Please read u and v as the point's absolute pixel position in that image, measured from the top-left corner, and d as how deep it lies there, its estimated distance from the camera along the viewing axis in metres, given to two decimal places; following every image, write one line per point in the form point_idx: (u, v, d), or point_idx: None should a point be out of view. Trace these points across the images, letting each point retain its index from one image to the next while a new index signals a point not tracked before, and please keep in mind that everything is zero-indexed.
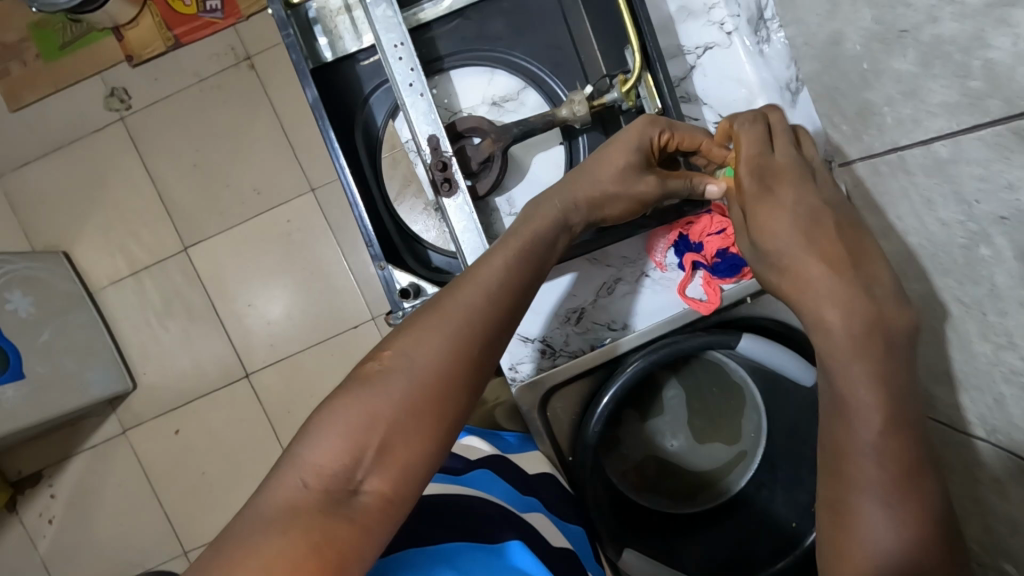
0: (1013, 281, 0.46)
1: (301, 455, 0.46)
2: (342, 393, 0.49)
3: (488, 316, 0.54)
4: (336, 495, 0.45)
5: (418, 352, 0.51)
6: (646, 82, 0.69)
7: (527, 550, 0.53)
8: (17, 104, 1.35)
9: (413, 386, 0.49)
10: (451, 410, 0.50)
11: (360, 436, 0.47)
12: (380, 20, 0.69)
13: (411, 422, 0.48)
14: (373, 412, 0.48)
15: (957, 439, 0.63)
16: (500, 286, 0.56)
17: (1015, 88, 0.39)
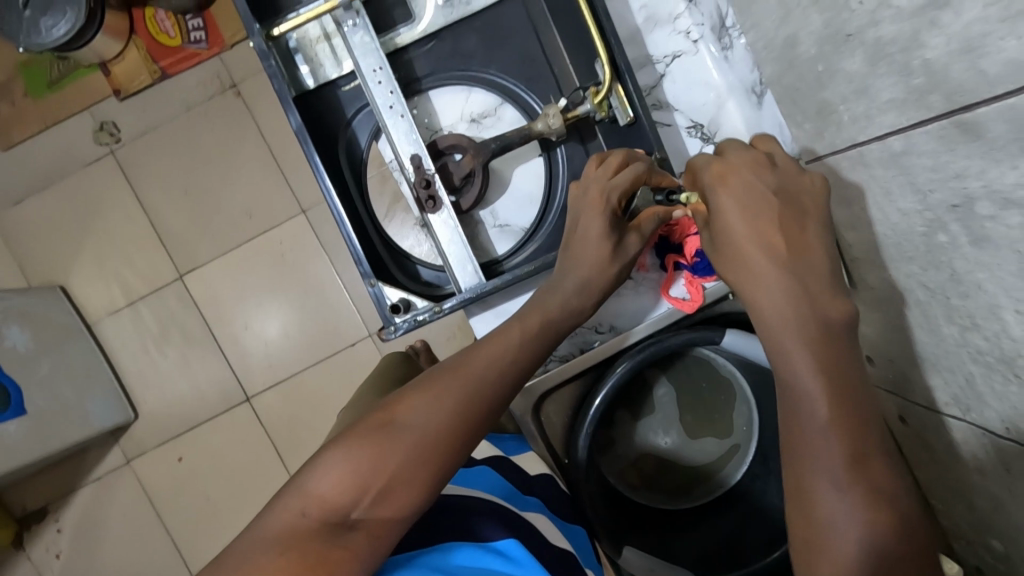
0: (971, 265, 0.48)
1: (309, 484, 0.49)
2: (351, 434, 0.53)
3: (492, 386, 0.59)
4: (332, 528, 0.47)
5: (428, 406, 0.54)
6: (617, 93, 0.71)
7: (522, 546, 0.53)
8: (7, 143, 1.37)
9: (419, 435, 0.53)
10: (449, 465, 0.54)
11: (365, 474, 0.50)
12: (359, 46, 0.73)
13: (413, 469, 0.51)
14: (379, 454, 0.51)
15: (940, 419, 0.65)
16: (507, 359, 0.61)
17: (952, 85, 0.41)
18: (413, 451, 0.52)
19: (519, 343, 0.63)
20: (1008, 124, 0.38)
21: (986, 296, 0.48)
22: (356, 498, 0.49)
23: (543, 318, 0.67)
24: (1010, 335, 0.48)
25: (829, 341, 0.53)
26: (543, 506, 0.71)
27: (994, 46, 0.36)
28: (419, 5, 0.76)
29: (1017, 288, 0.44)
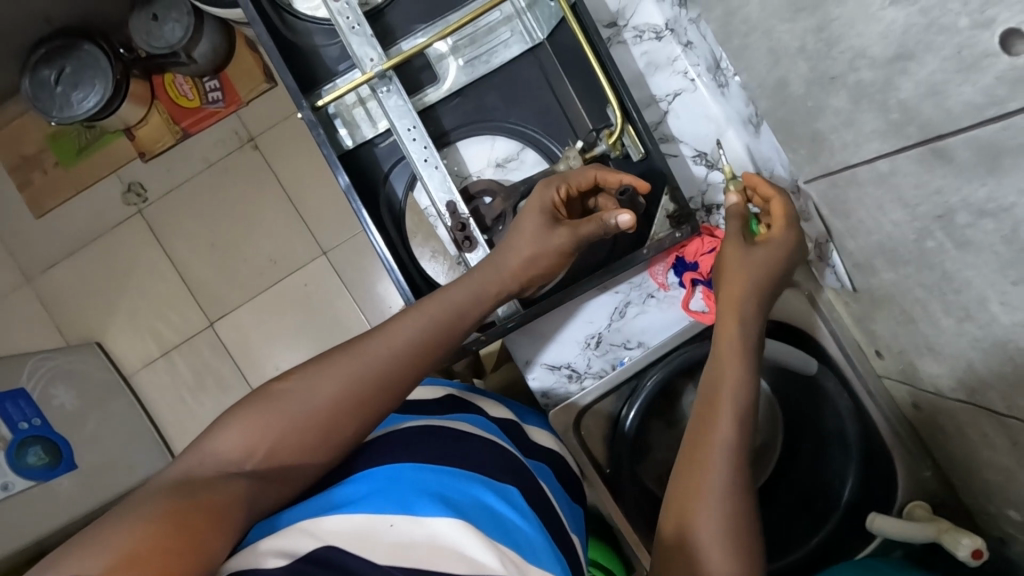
0: (960, 266, 0.55)
1: (207, 443, 0.57)
2: (249, 401, 0.61)
3: (386, 367, 0.64)
4: (221, 475, 0.55)
5: (317, 378, 0.62)
6: (629, 132, 0.79)
7: (521, 496, 0.61)
8: (40, 212, 1.46)
9: (305, 404, 0.60)
10: (334, 433, 0.61)
11: (254, 435, 0.58)
12: (394, 109, 0.81)
13: (295, 433, 0.59)
14: (267, 419, 0.59)
15: (948, 403, 0.72)
16: (401, 340, 0.66)
17: (925, 119, 0.49)
18: (297, 419, 0.60)
19: (420, 327, 0.67)
20: (974, 150, 0.46)
21: (975, 290, 0.55)
22: (245, 455, 0.57)
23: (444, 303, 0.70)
24: (1000, 323, 0.55)
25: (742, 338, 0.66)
26: (549, 470, 0.76)
27: (955, 90, 0.44)
28: (444, 67, 0.85)
29: (1000, 284, 0.52)
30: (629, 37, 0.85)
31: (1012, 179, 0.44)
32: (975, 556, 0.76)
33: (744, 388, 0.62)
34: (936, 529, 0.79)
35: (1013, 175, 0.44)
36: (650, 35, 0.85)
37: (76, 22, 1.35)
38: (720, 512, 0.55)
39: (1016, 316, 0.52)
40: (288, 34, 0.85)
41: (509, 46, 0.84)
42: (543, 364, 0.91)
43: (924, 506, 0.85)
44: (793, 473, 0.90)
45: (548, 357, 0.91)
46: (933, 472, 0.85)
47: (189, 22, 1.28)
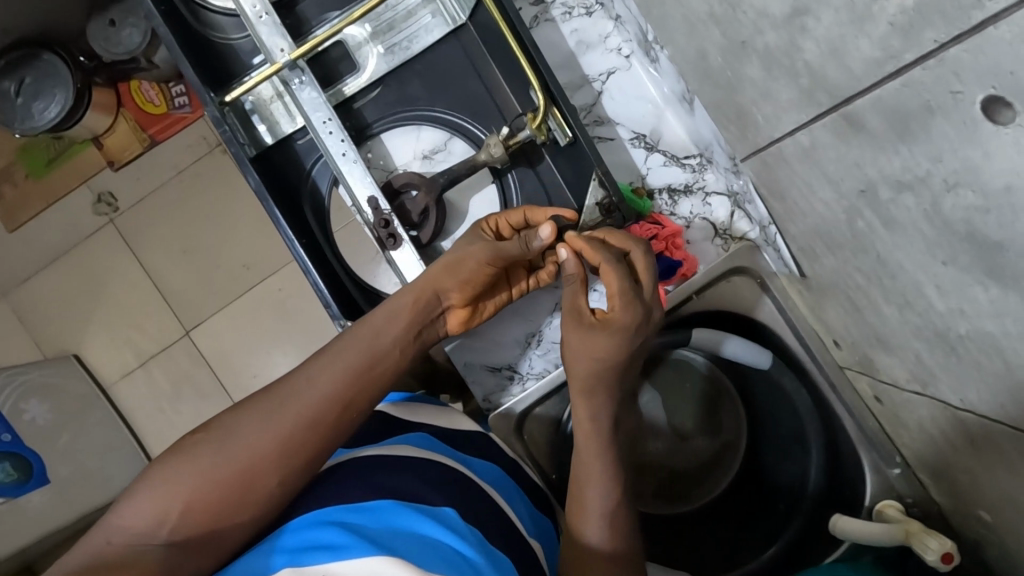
0: (890, 247, 0.50)
1: (117, 517, 0.54)
2: (161, 464, 0.57)
3: (310, 407, 0.60)
4: (132, 551, 0.51)
5: (233, 428, 0.58)
6: (554, 115, 0.74)
7: (458, 516, 0.54)
8: (14, 224, 1.42)
9: (220, 459, 0.56)
10: (256, 485, 0.56)
11: (166, 499, 0.54)
12: (308, 102, 0.76)
13: (213, 491, 0.55)
14: (178, 480, 0.55)
15: (905, 396, 0.66)
16: (325, 378, 0.62)
17: (832, 83, 0.43)
18: (213, 475, 0.55)
19: (347, 363, 0.63)
20: (882, 115, 0.40)
21: (909, 276, 0.50)
22: (160, 523, 0.53)
23: (371, 331, 0.66)
24: (938, 310, 0.49)
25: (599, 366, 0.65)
26: (506, 475, 0.71)
27: (851, 46, 0.39)
28: (363, 55, 0.80)
29: (931, 266, 0.46)
30: (557, 14, 0.85)
31: (922, 145, 0.39)
32: (945, 561, 0.69)
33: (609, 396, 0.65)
34: (904, 531, 0.73)
35: (922, 140, 0.38)
36: (580, 12, 0.85)
37: (35, 33, 1.29)
38: (607, 519, 0.61)
39: (951, 302, 0.46)
40: (198, 27, 0.81)
41: (430, 31, 0.79)
42: (486, 366, 0.88)
43: (896, 506, 0.78)
44: (757, 475, 0.84)
45: (490, 359, 0.88)
46: (901, 470, 0.78)
47: (147, 27, 1.24)
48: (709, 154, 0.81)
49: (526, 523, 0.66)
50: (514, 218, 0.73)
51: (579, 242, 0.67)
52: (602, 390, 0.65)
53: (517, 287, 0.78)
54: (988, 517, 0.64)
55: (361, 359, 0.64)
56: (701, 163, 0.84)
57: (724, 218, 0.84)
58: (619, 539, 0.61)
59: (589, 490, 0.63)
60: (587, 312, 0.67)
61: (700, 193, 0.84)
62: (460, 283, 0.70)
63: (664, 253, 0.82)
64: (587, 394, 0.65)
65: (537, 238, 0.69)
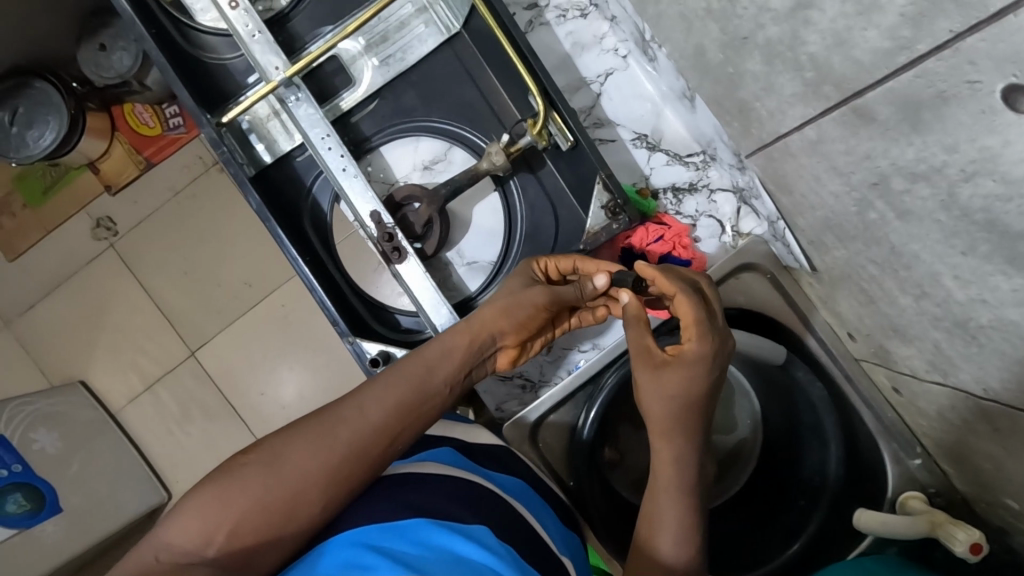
0: (905, 238, 0.49)
1: (163, 532, 0.53)
2: (209, 481, 0.56)
3: (361, 437, 0.59)
4: (177, 568, 0.50)
5: (283, 450, 0.57)
6: (554, 120, 0.74)
7: (492, 535, 0.53)
8: (13, 254, 1.41)
9: (269, 481, 0.55)
10: (302, 512, 0.55)
11: (213, 518, 0.53)
12: (304, 118, 0.76)
13: (259, 515, 0.54)
14: (224, 500, 0.54)
15: (923, 386, 0.65)
16: (376, 410, 0.61)
17: (838, 75, 0.43)
18: (260, 499, 0.54)
19: (399, 394, 0.62)
20: (893, 105, 0.40)
21: (925, 265, 0.49)
22: (205, 542, 0.52)
23: (424, 362, 0.65)
24: (957, 299, 0.48)
25: (684, 411, 0.63)
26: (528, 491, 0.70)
27: (859, 37, 0.38)
28: (358, 69, 0.80)
29: (948, 255, 0.45)
30: (551, 18, 0.85)
31: (936, 135, 0.38)
32: (974, 552, 0.68)
33: (688, 439, 0.63)
34: (929, 522, 0.72)
35: (936, 130, 0.38)
36: (574, 14, 0.85)
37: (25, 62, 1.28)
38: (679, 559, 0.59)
39: (971, 291, 0.45)
40: (191, 49, 0.81)
41: (423, 41, 0.79)
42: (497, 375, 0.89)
43: (919, 497, 0.76)
44: (774, 472, 0.86)
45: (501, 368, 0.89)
46: (922, 460, 0.77)
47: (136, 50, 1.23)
48: (712, 150, 0.80)
49: (550, 536, 0.64)
50: (564, 266, 0.73)
51: (649, 267, 0.65)
52: (680, 432, 0.62)
53: (559, 326, 0.76)
54: (1015, 505, 0.63)
55: (412, 389, 0.63)
56: (704, 161, 0.83)
57: (729, 215, 0.83)
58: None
59: (662, 528, 0.60)
60: (657, 349, 0.64)
61: (705, 190, 0.84)
62: (516, 326, 0.70)
63: (671, 254, 0.81)
64: (665, 433, 0.63)
65: (591, 284, 0.70)
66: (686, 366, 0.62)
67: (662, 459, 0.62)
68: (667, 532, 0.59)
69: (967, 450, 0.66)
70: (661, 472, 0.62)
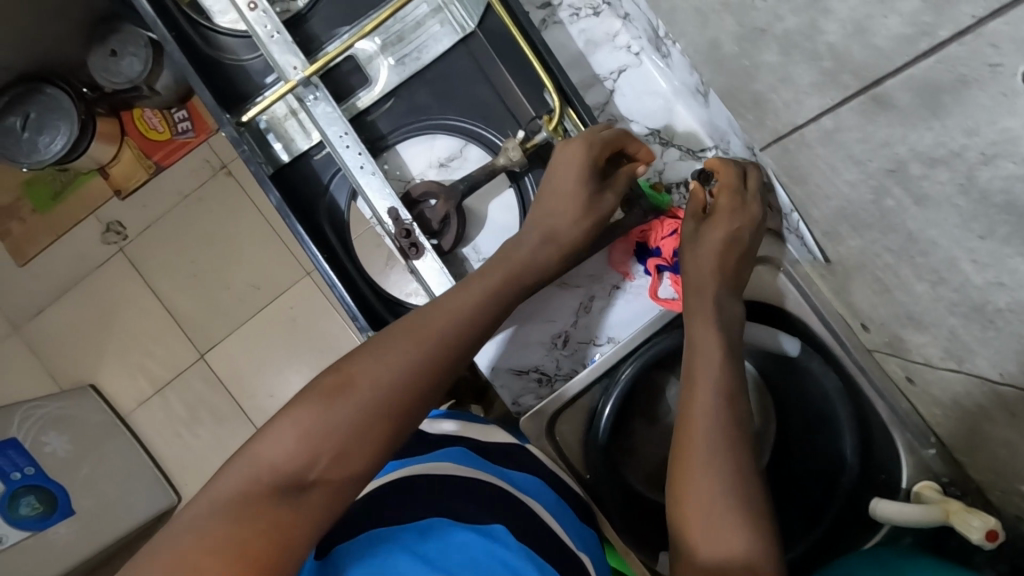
0: (922, 225, 0.50)
1: (257, 456, 0.49)
2: (300, 402, 0.52)
3: (445, 347, 0.59)
4: (283, 489, 0.48)
5: (374, 366, 0.55)
6: (569, 116, 0.76)
7: (510, 534, 0.54)
8: (24, 259, 1.43)
9: (370, 400, 0.53)
10: (400, 425, 0.54)
11: (317, 440, 0.50)
12: (323, 117, 0.77)
13: (363, 433, 0.52)
14: (325, 420, 0.51)
15: (938, 374, 0.66)
16: (458, 322, 0.61)
17: (857, 64, 0.44)
18: (361, 416, 0.52)
19: (471, 304, 0.63)
20: (913, 91, 0.41)
21: (942, 250, 0.50)
22: (309, 462, 0.50)
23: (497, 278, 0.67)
24: (973, 284, 0.49)
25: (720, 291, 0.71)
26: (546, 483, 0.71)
27: (879, 24, 0.39)
28: (374, 68, 0.81)
29: (966, 240, 0.46)
30: (564, 16, 0.87)
31: (956, 119, 0.39)
32: (989, 539, 0.68)
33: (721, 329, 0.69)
34: (943, 510, 0.72)
35: (956, 113, 0.39)
36: (587, 12, 0.86)
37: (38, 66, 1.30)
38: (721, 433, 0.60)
39: (988, 275, 0.46)
40: (208, 50, 0.82)
41: (439, 40, 0.80)
42: (512, 371, 0.88)
43: (934, 487, 0.77)
44: (788, 462, 0.85)
45: (516, 363, 0.88)
46: (936, 450, 0.77)
47: (147, 54, 1.25)
48: (724, 144, 0.81)
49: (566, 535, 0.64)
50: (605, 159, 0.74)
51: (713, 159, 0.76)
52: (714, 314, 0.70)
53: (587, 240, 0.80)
54: None
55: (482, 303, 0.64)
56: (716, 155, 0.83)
57: None
58: (730, 452, 0.59)
59: (703, 402, 0.63)
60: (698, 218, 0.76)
61: None
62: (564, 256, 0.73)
63: None
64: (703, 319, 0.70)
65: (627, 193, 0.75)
66: (725, 229, 0.74)
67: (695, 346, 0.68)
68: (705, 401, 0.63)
69: (982, 437, 0.66)
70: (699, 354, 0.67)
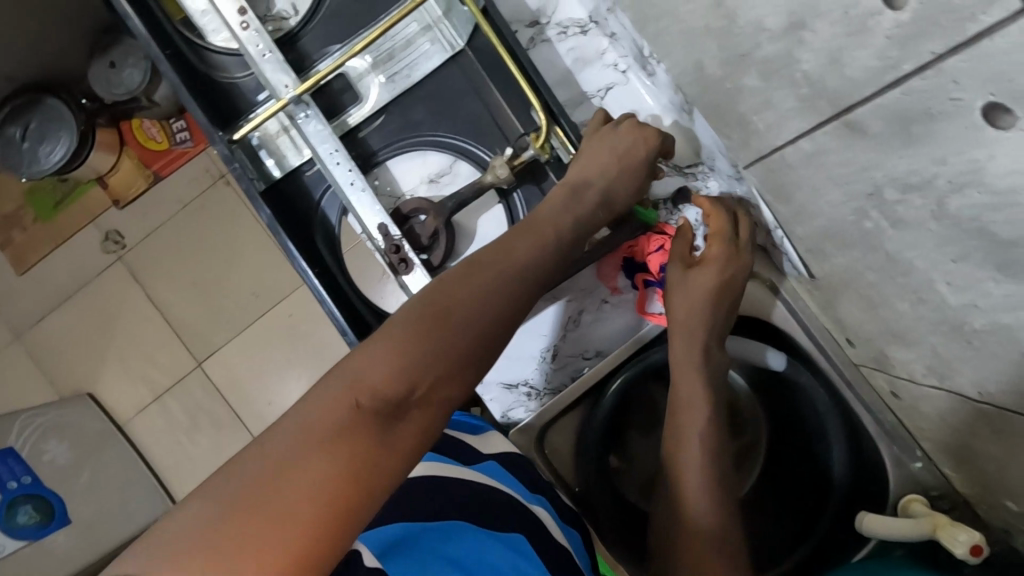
0: (900, 247, 0.50)
1: (354, 373, 0.45)
2: (394, 325, 0.49)
3: (524, 287, 0.58)
4: (387, 409, 0.44)
5: (461, 298, 0.53)
6: (556, 134, 0.76)
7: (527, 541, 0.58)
8: (23, 268, 1.44)
9: (463, 329, 0.51)
10: (491, 356, 0.53)
11: (415, 364, 0.47)
12: (313, 134, 0.78)
13: (462, 359, 0.50)
14: (423, 345, 0.48)
15: (923, 390, 0.67)
16: (533, 265, 0.61)
17: (832, 91, 0.44)
18: (458, 343, 0.50)
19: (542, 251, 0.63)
20: (884, 120, 0.41)
21: (920, 272, 0.50)
22: (409, 385, 0.46)
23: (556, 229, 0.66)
24: (950, 305, 0.49)
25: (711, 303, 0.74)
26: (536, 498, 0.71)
27: (849, 56, 0.40)
28: (365, 85, 0.82)
29: (942, 263, 0.46)
30: (553, 34, 0.88)
31: (926, 148, 0.40)
32: (975, 554, 0.67)
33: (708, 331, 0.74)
34: (932, 524, 0.72)
35: (925, 143, 0.39)
36: (575, 30, 0.87)
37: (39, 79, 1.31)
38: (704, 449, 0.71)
39: (964, 297, 0.47)
40: (204, 68, 0.83)
41: (429, 58, 0.81)
42: (502, 385, 0.89)
43: (922, 500, 0.76)
44: (780, 471, 0.87)
45: (505, 377, 0.88)
46: (924, 464, 0.78)
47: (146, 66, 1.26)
48: (711, 161, 0.81)
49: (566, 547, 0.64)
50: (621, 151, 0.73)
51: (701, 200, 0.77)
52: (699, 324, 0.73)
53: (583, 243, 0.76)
54: (1015, 507, 0.64)
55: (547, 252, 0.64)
56: (705, 171, 0.83)
57: None
58: (713, 463, 0.70)
59: (690, 426, 0.71)
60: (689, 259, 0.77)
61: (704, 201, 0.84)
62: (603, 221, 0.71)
63: None
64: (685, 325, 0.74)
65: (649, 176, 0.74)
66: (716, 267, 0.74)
67: (678, 363, 0.74)
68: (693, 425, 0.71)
69: (968, 453, 0.67)
70: (683, 368, 0.73)
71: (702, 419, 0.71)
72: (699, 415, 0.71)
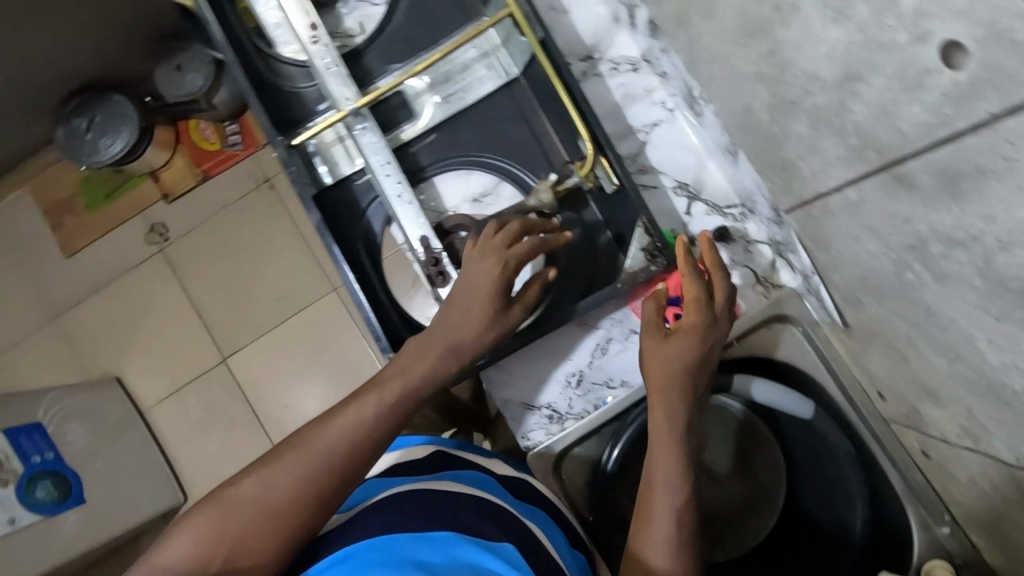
0: (940, 301, 0.50)
1: (155, 558, 0.53)
2: (202, 504, 0.56)
3: (356, 435, 0.60)
4: None
5: (276, 463, 0.57)
6: (602, 164, 0.78)
7: (519, 553, 0.56)
8: (69, 251, 1.50)
9: (266, 496, 0.55)
10: (298, 519, 0.55)
11: (209, 541, 0.53)
12: (368, 145, 0.81)
13: (261, 525, 0.54)
14: (223, 519, 0.54)
15: (954, 452, 0.65)
16: (377, 406, 0.62)
17: (882, 143, 0.46)
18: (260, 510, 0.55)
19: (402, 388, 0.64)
20: (933, 174, 0.42)
21: (960, 329, 0.50)
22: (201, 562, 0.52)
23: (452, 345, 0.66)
24: (989, 363, 0.49)
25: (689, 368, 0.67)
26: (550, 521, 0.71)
27: (903, 111, 0.42)
28: (421, 104, 0.86)
29: (982, 320, 0.47)
30: (604, 69, 0.90)
31: (974, 205, 0.41)
32: None
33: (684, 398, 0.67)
34: None
35: (974, 200, 0.40)
36: (627, 67, 0.90)
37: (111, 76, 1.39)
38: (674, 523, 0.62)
39: (1004, 357, 0.47)
40: (270, 77, 0.88)
41: (484, 82, 0.85)
42: (524, 405, 0.89)
43: (944, 566, 0.74)
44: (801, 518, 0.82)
45: (528, 398, 0.89)
46: (951, 530, 0.75)
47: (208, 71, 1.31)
48: (751, 204, 0.82)
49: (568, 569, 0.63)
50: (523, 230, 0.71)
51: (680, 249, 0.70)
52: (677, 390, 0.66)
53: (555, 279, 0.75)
54: None
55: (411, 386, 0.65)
56: (743, 213, 0.85)
57: (765, 266, 0.85)
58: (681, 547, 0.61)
59: (660, 493, 0.63)
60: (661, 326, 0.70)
61: (743, 241, 0.85)
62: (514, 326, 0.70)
63: None
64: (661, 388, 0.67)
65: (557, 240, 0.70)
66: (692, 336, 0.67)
67: (654, 425, 0.66)
68: (664, 497, 0.63)
69: (998, 521, 0.65)
70: (658, 431, 0.66)
71: (672, 500, 0.63)
72: (668, 496, 0.63)
